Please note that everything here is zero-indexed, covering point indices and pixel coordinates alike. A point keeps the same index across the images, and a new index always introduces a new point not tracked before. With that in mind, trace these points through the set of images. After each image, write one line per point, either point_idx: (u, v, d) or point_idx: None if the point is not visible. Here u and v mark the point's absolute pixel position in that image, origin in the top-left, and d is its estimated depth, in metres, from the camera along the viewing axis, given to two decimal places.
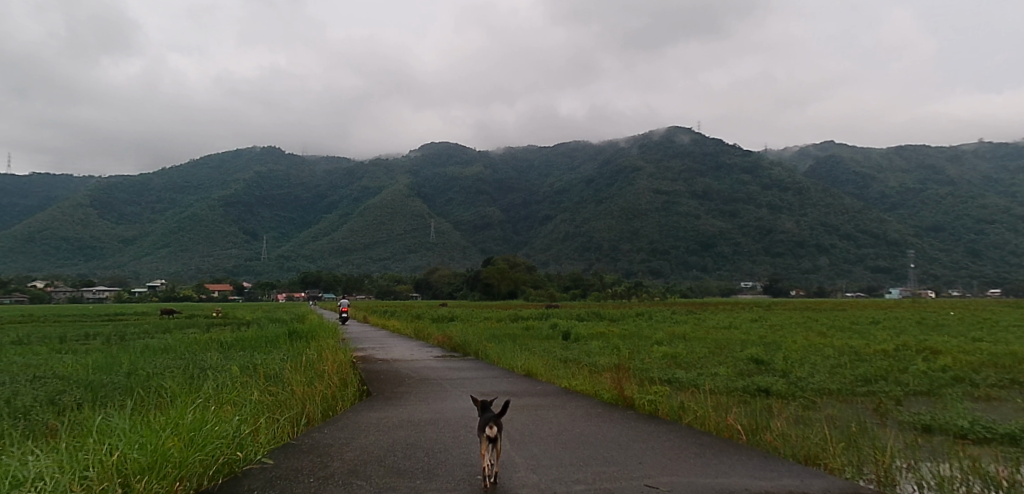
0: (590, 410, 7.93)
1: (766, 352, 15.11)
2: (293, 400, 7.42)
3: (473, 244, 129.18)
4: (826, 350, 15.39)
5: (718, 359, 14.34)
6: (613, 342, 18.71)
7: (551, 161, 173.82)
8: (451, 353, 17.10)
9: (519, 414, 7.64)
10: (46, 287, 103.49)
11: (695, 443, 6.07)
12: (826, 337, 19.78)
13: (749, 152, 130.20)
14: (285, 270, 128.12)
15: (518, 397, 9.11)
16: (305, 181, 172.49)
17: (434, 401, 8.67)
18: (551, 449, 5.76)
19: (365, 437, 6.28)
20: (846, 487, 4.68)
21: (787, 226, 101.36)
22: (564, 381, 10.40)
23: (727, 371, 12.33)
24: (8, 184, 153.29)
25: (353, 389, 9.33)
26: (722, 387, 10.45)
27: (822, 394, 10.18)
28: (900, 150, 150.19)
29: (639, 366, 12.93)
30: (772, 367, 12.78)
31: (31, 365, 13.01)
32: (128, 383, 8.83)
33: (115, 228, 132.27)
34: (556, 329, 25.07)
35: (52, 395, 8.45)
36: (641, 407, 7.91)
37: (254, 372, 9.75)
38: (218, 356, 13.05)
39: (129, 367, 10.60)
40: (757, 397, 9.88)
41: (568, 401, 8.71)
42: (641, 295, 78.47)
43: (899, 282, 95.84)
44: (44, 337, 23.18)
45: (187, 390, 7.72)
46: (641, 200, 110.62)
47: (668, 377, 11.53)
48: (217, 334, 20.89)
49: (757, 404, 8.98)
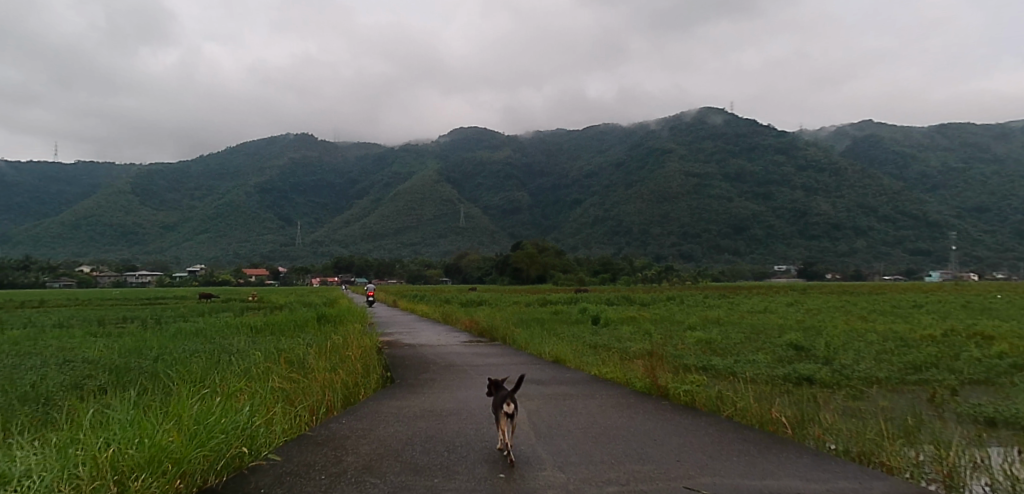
0: (623, 400, 7.70)
1: (806, 337, 14.68)
2: (314, 389, 7.32)
3: (503, 229, 129.44)
4: (868, 335, 14.96)
5: (756, 344, 13.96)
6: (645, 327, 18.46)
7: (580, 144, 172.67)
8: (478, 338, 17.01)
9: (546, 404, 7.44)
10: (91, 272, 106.69)
11: (737, 439, 5.79)
12: (866, 322, 19.28)
13: (784, 133, 127.57)
14: (318, 254, 129.77)
15: (546, 384, 8.90)
16: (337, 168, 174.73)
17: (458, 389, 8.52)
18: (580, 444, 5.56)
19: (386, 428, 6.16)
20: (911, 491, 4.37)
21: (823, 208, 99.03)
22: (594, 368, 10.18)
23: (764, 356, 12.05)
24: (55, 172, 158.84)
25: (376, 377, 9.22)
26: (763, 375, 10.12)
27: (869, 383, 9.77)
28: (941, 130, 145.58)
29: (672, 351, 12.71)
30: (814, 353, 12.39)
31: (65, 348, 13.30)
32: (152, 367, 8.89)
33: (154, 215, 135.63)
34: (585, 314, 24.80)
35: (78, 379, 8.51)
36: (676, 397, 7.66)
37: (278, 358, 9.73)
38: (245, 341, 13.14)
39: (158, 351, 10.72)
40: (800, 386, 9.51)
41: (598, 389, 8.49)
42: (672, 279, 77.63)
43: (940, 264, 93.21)
44: (84, 321, 23.86)
45: (211, 377, 7.70)
46: (672, 183, 109.27)
47: (704, 364, 11.24)
48: (248, 319, 21.19)
49: (797, 393, 8.68)
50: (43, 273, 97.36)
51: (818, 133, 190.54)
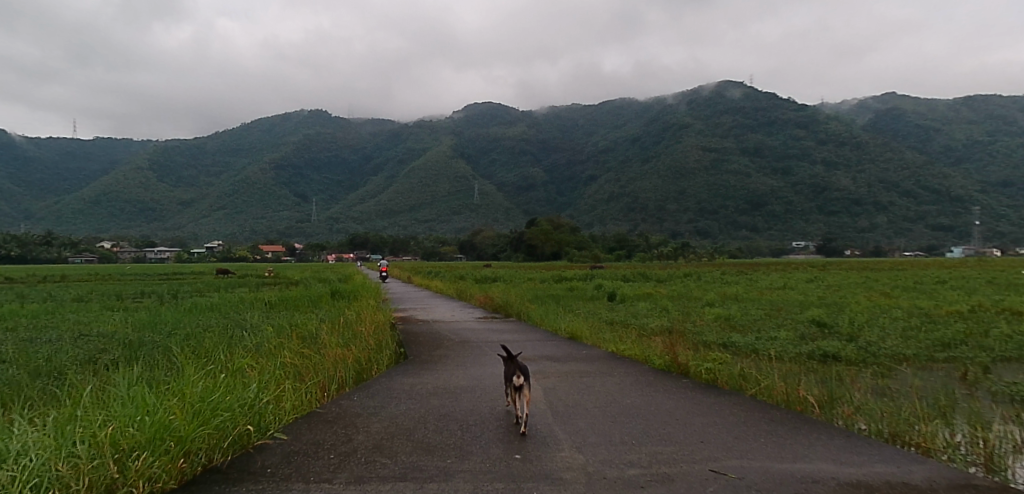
0: (640, 378, 7.57)
1: (829, 313, 14.49)
2: (324, 364, 7.26)
3: (517, 205, 129.26)
4: (892, 311, 14.68)
5: (776, 320, 13.83)
6: (662, 303, 18.27)
7: (595, 119, 171.15)
8: (493, 314, 16.98)
9: (562, 382, 7.34)
10: (112, 248, 108.23)
11: (763, 419, 5.66)
12: (889, 297, 18.98)
13: (803, 106, 125.44)
14: (334, 231, 130.40)
15: (562, 361, 8.79)
16: (352, 144, 175.06)
17: (472, 366, 8.44)
18: (599, 423, 5.46)
19: (399, 405, 6.09)
20: (956, 477, 4.19)
21: (843, 184, 97.19)
22: (611, 345, 10.07)
23: (785, 332, 11.86)
24: (74, 148, 160.74)
25: (389, 352, 9.16)
26: (786, 353, 9.96)
27: (896, 360, 9.58)
28: (966, 103, 142.48)
29: (689, 328, 12.57)
30: (837, 330, 12.21)
31: (81, 322, 13.46)
32: (164, 340, 8.93)
33: (172, 191, 136.95)
34: (600, 290, 24.73)
35: (92, 353, 8.56)
36: (695, 375, 7.54)
37: (290, 333, 9.71)
38: (259, 315, 13.19)
39: (170, 326, 10.76)
40: (824, 364, 9.33)
41: (616, 366, 8.38)
42: (688, 255, 77.13)
43: (963, 240, 91.69)
44: (103, 295, 24.19)
45: (221, 352, 7.67)
46: (688, 158, 108.13)
47: (725, 341, 11.09)
48: (263, 294, 21.31)
49: (819, 371, 8.52)
50: (65, 248, 98.90)
51: (839, 107, 187.25)
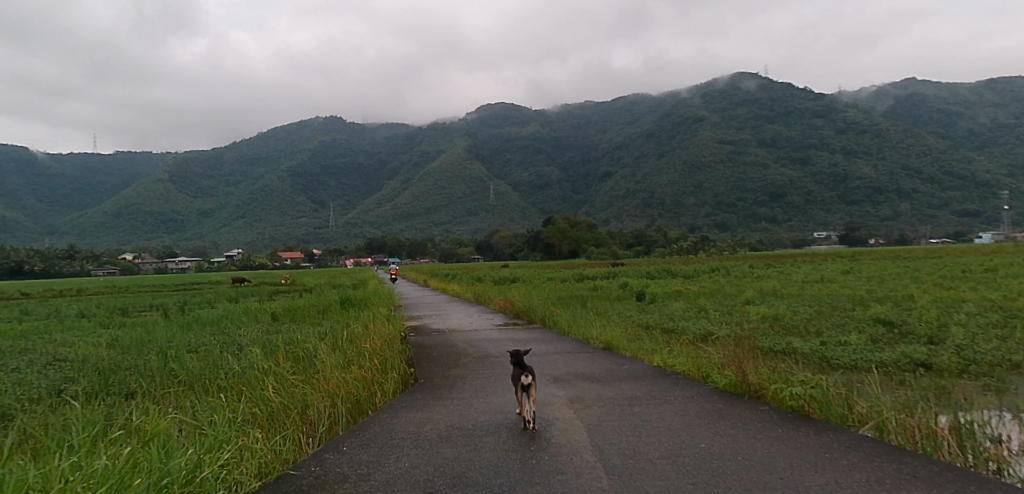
0: (705, 405, 6.73)
1: (891, 310, 13.51)
2: (317, 398, 6.49)
3: (533, 204, 128.72)
4: (962, 305, 13.72)
5: (834, 320, 12.89)
6: (699, 303, 17.31)
7: (609, 116, 170.10)
8: (513, 320, 16.21)
9: (612, 413, 6.52)
10: (135, 259, 108.75)
11: (901, 474, 4.80)
12: (949, 288, 17.93)
13: (821, 95, 123.64)
14: (351, 235, 129.90)
15: (601, 383, 7.95)
16: (367, 149, 176.30)
17: (495, 391, 7.64)
18: (676, 485, 4.63)
19: (404, 461, 5.28)
20: None
21: (864, 172, 95.49)
22: (656, 359, 9.22)
23: (853, 334, 10.94)
24: (97, 163, 163.29)
25: (397, 375, 8.39)
26: (863, 362, 9.04)
27: (995, 366, 8.66)
28: (990, 87, 139.27)
29: (744, 331, 11.74)
30: (910, 329, 11.28)
31: (69, 343, 12.93)
32: (145, 367, 8.28)
33: (192, 202, 138.23)
34: (628, 288, 23.95)
35: (60, 384, 7.90)
36: (773, 400, 6.78)
37: (286, 353, 8.97)
38: (257, 330, 12.58)
39: (157, 346, 10.13)
40: (912, 376, 8.42)
41: (673, 388, 7.55)
42: (709, 249, 75.75)
43: (990, 225, 87.51)
44: (108, 310, 23.73)
45: (187, 398, 6.85)
46: (705, 152, 107.36)
47: (786, 348, 10.19)
48: (273, 303, 20.91)
49: (909, 387, 7.68)
50: (88, 261, 99.79)
51: (858, 95, 184.06)
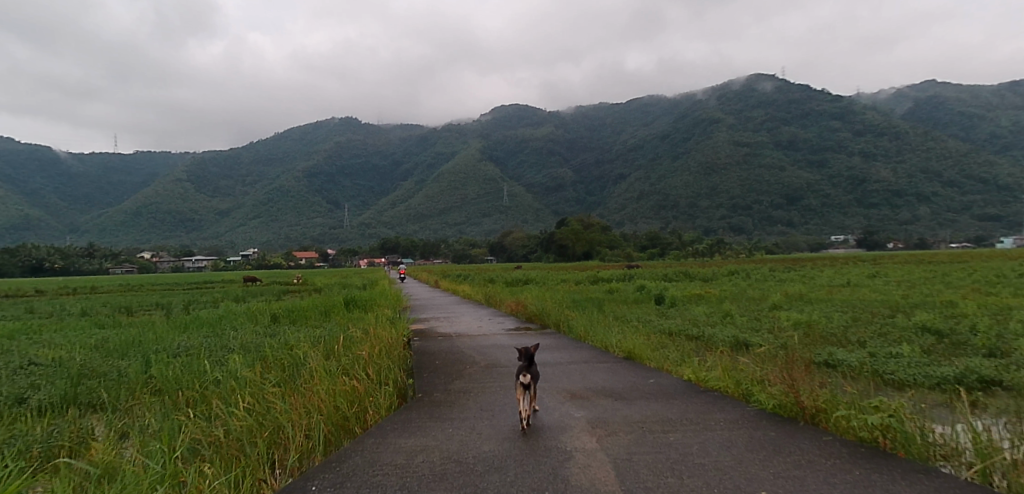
0: (754, 435, 6.18)
1: (939, 318, 12.74)
2: (296, 420, 5.99)
3: (547, 206, 128.05)
4: (1013, 313, 13.02)
5: (878, 328, 12.16)
6: (722, 307, 16.67)
7: (624, 118, 169.30)
8: (526, 324, 15.76)
9: (639, 443, 5.94)
10: (152, 258, 109.03)
11: None
12: (991, 295, 17.22)
13: (839, 97, 122.29)
14: (366, 235, 130.03)
15: (626, 401, 7.39)
16: (382, 150, 176.52)
17: (503, 411, 7.10)
18: None
19: None
20: None
21: (883, 175, 93.59)
22: (686, 372, 8.66)
23: (902, 345, 10.30)
24: (117, 163, 164.93)
25: (395, 388, 7.85)
26: (918, 381, 8.40)
27: None
28: (1013, 90, 137.11)
29: (778, 340, 11.13)
30: (966, 341, 10.59)
31: (61, 343, 12.73)
32: (123, 375, 7.99)
33: (208, 202, 139.04)
34: (646, 291, 23.27)
35: (31, 391, 7.59)
36: (835, 428, 6.23)
37: (275, 360, 8.56)
38: (251, 333, 12.21)
39: (142, 349, 9.81)
40: (974, 396, 7.77)
41: (713, 410, 6.97)
42: (725, 252, 74.89)
43: (1012, 229, 86.92)
44: (112, 309, 23.44)
45: (145, 416, 6.45)
46: (720, 154, 106.25)
47: (831, 362, 9.51)
48: (277, 302, 20.62)
49: (973, 411, 7.09)
50: (106, 260, 100.12)
51: (877, 97, 181.92)
